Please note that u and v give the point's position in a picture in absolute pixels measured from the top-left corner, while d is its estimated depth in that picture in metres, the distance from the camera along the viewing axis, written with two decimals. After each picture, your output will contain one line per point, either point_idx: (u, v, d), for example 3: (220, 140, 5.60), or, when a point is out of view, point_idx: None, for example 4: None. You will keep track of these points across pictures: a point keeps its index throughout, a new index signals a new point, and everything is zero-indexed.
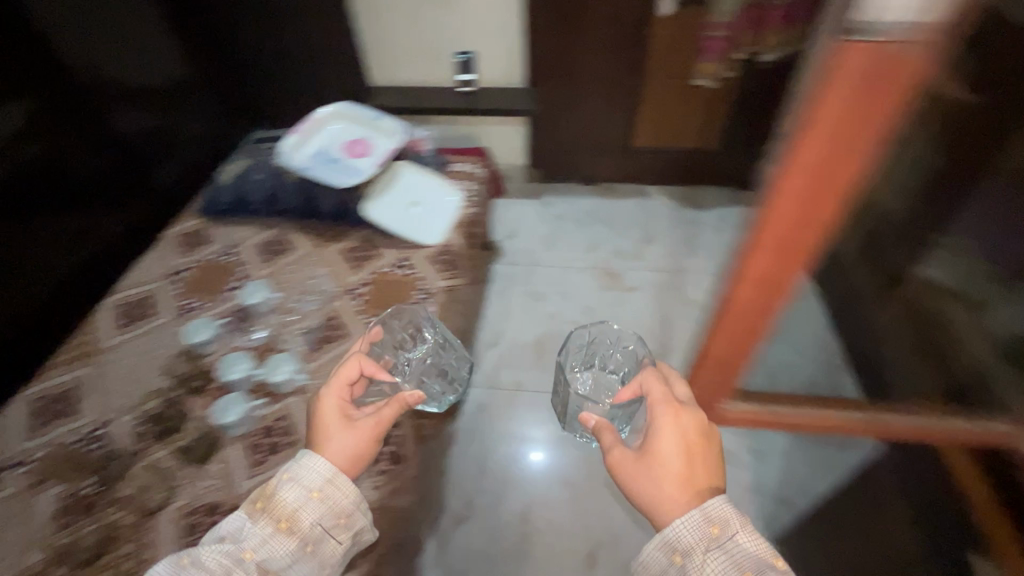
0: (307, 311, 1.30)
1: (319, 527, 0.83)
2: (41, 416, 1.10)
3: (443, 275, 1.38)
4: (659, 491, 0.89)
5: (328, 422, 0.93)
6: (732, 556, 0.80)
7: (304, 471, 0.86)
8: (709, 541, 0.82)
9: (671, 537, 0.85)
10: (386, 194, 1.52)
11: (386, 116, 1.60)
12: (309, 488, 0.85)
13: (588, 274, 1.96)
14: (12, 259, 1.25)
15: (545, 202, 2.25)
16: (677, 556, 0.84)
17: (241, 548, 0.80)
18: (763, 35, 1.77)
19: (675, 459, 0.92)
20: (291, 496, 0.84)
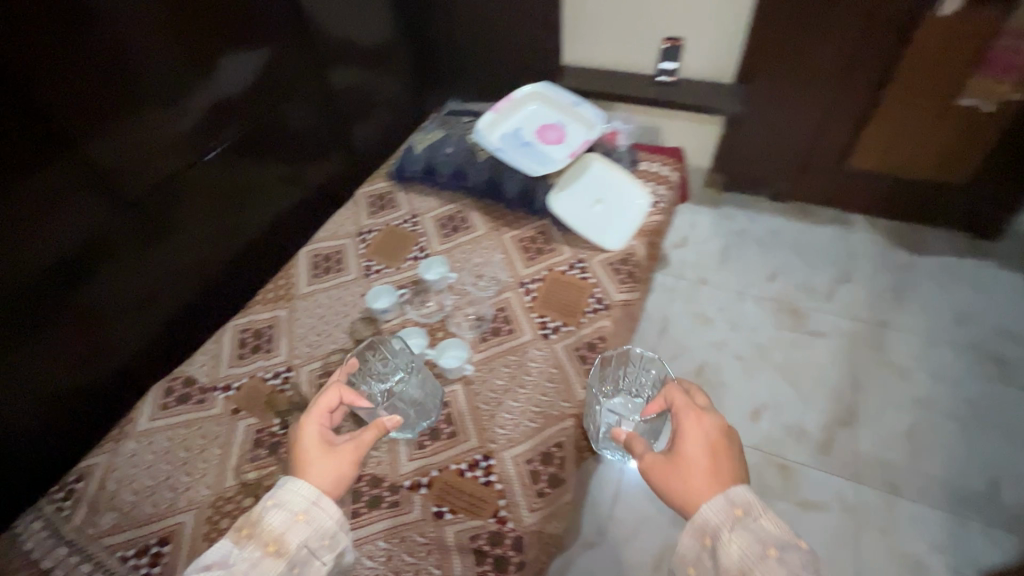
0: (479, 297, 1.28)
1: (307, 548, 0.76)
2: (244, 347, 1.22)
3: (621, 286, 1.27)
4: (687, 483, 0.76)
5: (303, 453, 0.86)
6: (761, 537, 0.68)
7: (288, 496, 0.80)
8: (736, 526, 0.70)
9: (700, 525, 0.73)
10: (574, 186, 1.44)
11: (585, 103, 1.50)
12: (296, 512, 0.79)
13: (766, 306, 1.73)
14: (239, 189, 1.42)
15: (724, 214, 2.02)
16: (704, 539, 0.72)
17: (231, 570, 0.72)
18: None
19: (698, 455, 0.78)
20: (277, 521, 0.78)
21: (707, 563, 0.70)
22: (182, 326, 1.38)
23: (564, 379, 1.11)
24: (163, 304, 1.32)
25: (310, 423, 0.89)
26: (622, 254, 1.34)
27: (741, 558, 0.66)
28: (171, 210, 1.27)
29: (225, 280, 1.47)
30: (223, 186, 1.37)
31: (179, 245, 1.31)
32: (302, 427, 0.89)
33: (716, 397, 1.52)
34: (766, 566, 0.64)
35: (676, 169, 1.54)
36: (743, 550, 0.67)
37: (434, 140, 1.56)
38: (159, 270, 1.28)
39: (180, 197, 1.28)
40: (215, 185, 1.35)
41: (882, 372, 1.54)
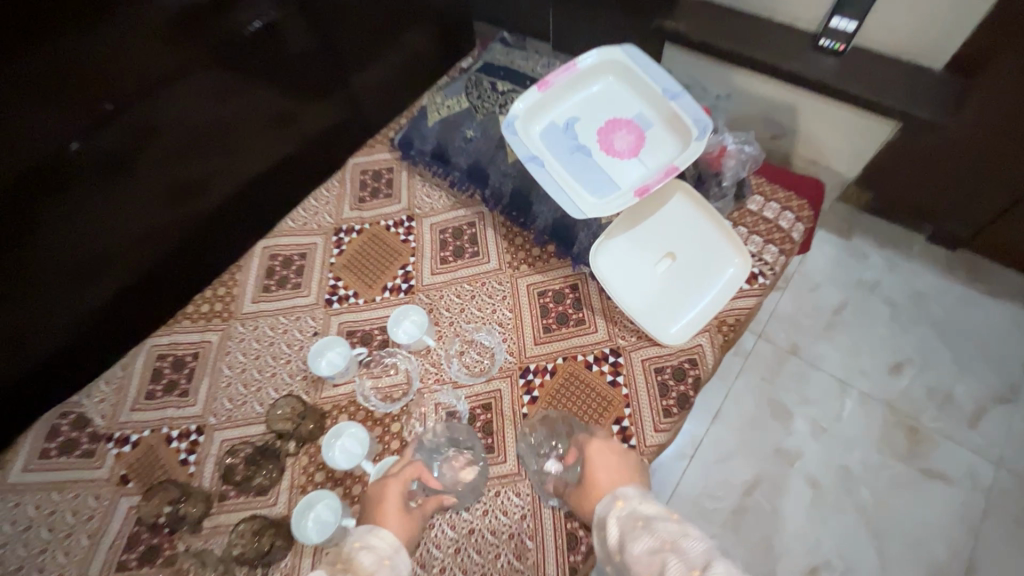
0: (459, 380, 0.92)
1: None
2: (155, 385, 0.95)
3: (663, 417, 0.85)
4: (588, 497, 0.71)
5: (380, 507, 0.70)
6: (636, 512, 0.63)
7: (375, 539, 0.64)
8: (623, 515, 0.64)
9: (597, 524, 0.67)
10: (637, 231, 0.96)
11: (687, 94, 0.94)
12: (382, 555, 0.62)
13: (875, 413, 1.23)
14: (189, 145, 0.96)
15: (855, 254, 1.43)
16: (599, 533, 0.66)
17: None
18: None
19: (597, 468, 0.73)
20: (366, 558, 0.61)
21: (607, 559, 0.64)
22: (105, 335, 1.01)
23: (537, 561, 0.78)
24: (77, 298, 0.94)
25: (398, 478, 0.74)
26: (681, 357, 0.90)
27: (617, 535, 0.61)
28: (110, 163, 0.87)
29: (172, 266, 1.05)
30: (188, 128, 0.95)
31: (117, 213, 0.92)
32: (384, 483, 0.74)
33: (764, 535, 1.13)
34: (633, 533, 0.59)
35: (803, 219, 1.00)
36: (620, 527, 0.62)
37: (454, 111, 1.10)
38: (80, 252, 0.90)
39: (122, 143, 0.87)
40: (175, 125, 0.93)
41: (1013, 559, 1.09)
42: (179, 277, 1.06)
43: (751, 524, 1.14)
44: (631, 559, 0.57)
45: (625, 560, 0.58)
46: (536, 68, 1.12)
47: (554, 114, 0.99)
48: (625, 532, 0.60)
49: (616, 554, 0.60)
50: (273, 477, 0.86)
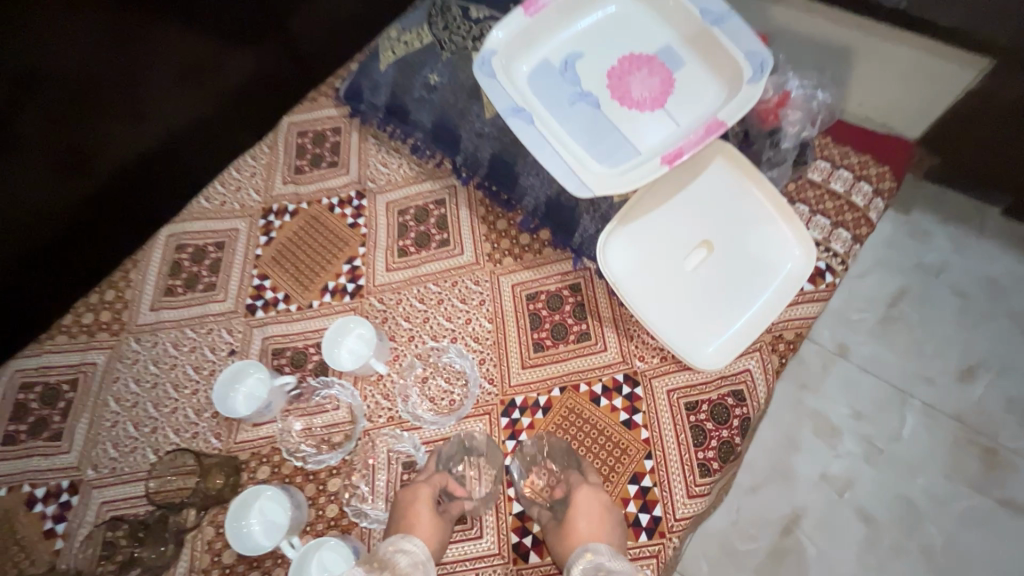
0: (418, 417, 0.68)
1: None
2: (18, 425, 0.72)
3: (697, 474, 0.62)
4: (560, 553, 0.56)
5: (410, 509, 0.59)
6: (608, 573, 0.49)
7: (408, 544, 0.54)
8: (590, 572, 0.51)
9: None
10: (658, 214, 0.70)
11: (736, 17, 0.67)
12: (414, 562, 0.52)
13: (941, 431, 1.01)
14: (44, 97, 0.66)
15: (918, 229, 1.17)
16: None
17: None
18: None
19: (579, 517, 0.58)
20: (401, 562, 0.51)
21: None
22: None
23: None
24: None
25: (426, 482, 0.62)
26: (722, 388, 0.66)
27: None
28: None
29: (44, 271, 0.76)
30: (52, 77, 0.66)
31: None
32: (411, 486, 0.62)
33: None
34: None
35: (883, 192, 0.74)
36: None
37: (413, 49, 0.81)
38: None
39: None
40: (28, 71, 0.64)
41: None
42: (49, 287, 0.77)
43: (791, 569, 0.94)
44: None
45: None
46: None
47: (548, 49, 0.71)
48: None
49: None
50: (168, 557, 0.63)
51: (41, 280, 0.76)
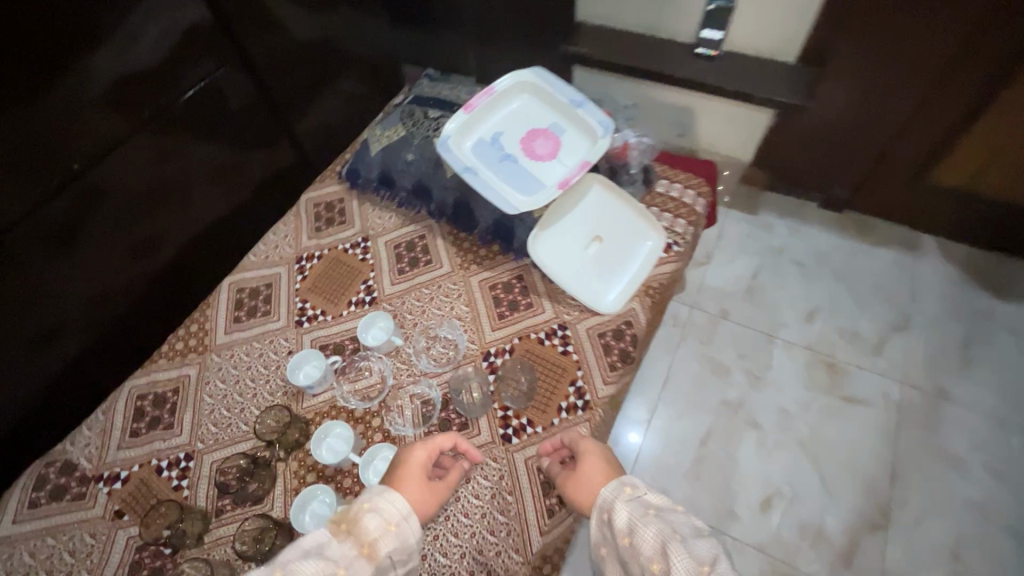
0: (427, 372, 1.01)
1: (393, 561, 0.61)
2: (138, 422, 1.00)
3: (610, 374, 0.98)
4: (579, 488, 0.76)
5: (403, 473, 0.72)
6: (646, 502, 0.69)
7: (384, 502, 0.65)
8: (631, 500, 0.70)
9: (600, 507, 0.72)
10: (564, 221, 1.11)
11: (590, 102, 1.11)
12: (390, 521, 0.63)
13: (797, 356, 1.41)
14: (150, 200, 1.06)
15: (762, 224, 1.63)
16: (604, 516, 0.71)
17: (333, 566, 0.58)
18: None
19: (583, 458, 0.79)
20: (370, 522, 0.62)
21: (607, 537, 0.69)
22: (81, 383, 1.08)
23: (518, 512, 0.86)
24: (56, 353, 1.00)
25: (424, 446, 0.75)
26: (619, 321, 1.03)
27: (627, 519, 0.67)
28: (56, 229, 0.92)
29: (140, 311, 1.13)
30: (145, 181, 1.04)
31: (91, 267, 1.00)
32: (411, 447, 0.75)
33: (720, 476, 1.26)
34: (644, 519, 0.66)
35: (702, 194, 1.17)
36: (630, 512, 0.68)
37: (393, 139, 1.22)
38: (55, 307, 0.97)
39: (93, 202, 0.96)
40: (142, 185, 1.03)
41: (931, 461, 1.25)
42: (138, 320, 1.13)
43: (709, 469, 1.27)
44: (643, 548, 0.63)
45: (636, 544, 0.64)
46: (461, 96, 1.28)
47: (482, 129, 1.13)
48: (636, 518, 0.66)
49: (625, 537, 0.66)
50: (266, 485, 0.92)
51: (137, 317, 1.13)
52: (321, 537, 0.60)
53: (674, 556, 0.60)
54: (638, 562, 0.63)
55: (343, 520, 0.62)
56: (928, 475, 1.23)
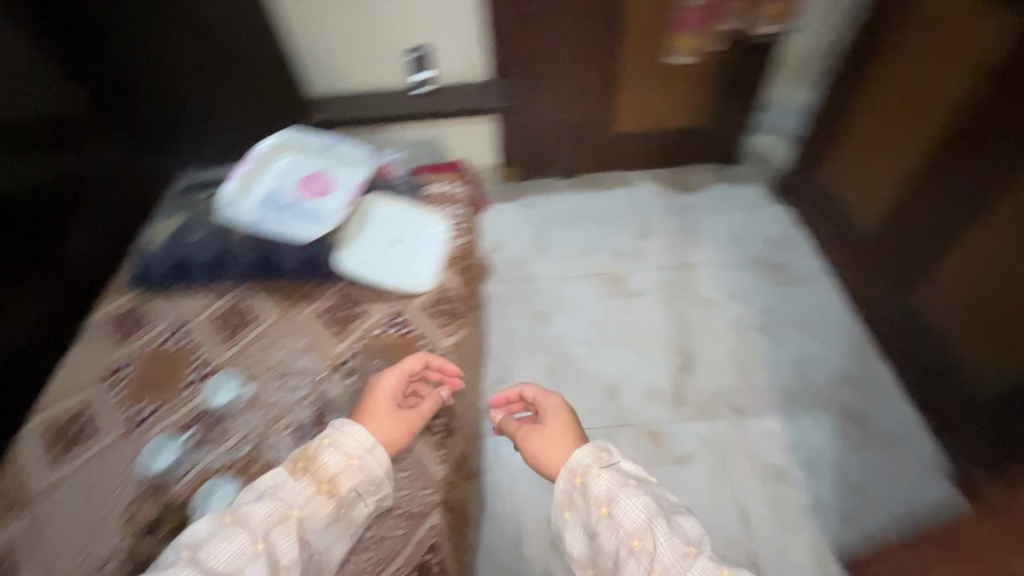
0: (290, 404, 1.07)
1: (354, 491, 0.85)
2: None
3: (446, 331, 1.17)
4: (546, 445, 0.97)
5: (375, 401, 0.97)
6: (622, 473, 0.88)
7: (347, 437, 0.88)
8: (607, 468, 0.88)
9: (572, 468, 0.90)
10: (362, 237, 1.30)
11: (345, 139, 1.36)
12: (350, 457, 0.86)
13: (590, 282, 1.78)
14: None
15: (527, 203, 2.02)
16: (576, 481, 0.89)
17: (287, 506, 0.80)
18: (758, 4, 1.60)
19: (550, 420, 1.01)
20: (330, 462, 0.85)
21: (579, 499, 0.88)
22: None
23: (416, 462, 0.98)
24: None
25: (392, 377, 0.99)
26: (438, 293, 1.23)
27: (607, 490, 0.85)
28: None
29: None
30: None
31: None
32: (382, 376, 1.00)
33: (575, 391, 1.52)
34: (626, 489, 0.84)
35: (461, 184, 1.47)
36: (610, 481, 0.86)
37: (177, 225, 1.33)
38: None
39: None
40: None
41: (698, 311, 1.68)
42: None
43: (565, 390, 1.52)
44: (624, 519, 0.82)
45: (618, 515, 0.82)
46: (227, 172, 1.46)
47: (259, 188, 1.30)
48: (616, 489, 0.85)
49: (605, 507, 0.84)
50: None
51: None
52: (288, 473, 0.84)
53: (659, 532, 0.80)
54: (620, 527, 0.82)
55: (303, 462, 0.85)
56: (700, 320, 1.66)
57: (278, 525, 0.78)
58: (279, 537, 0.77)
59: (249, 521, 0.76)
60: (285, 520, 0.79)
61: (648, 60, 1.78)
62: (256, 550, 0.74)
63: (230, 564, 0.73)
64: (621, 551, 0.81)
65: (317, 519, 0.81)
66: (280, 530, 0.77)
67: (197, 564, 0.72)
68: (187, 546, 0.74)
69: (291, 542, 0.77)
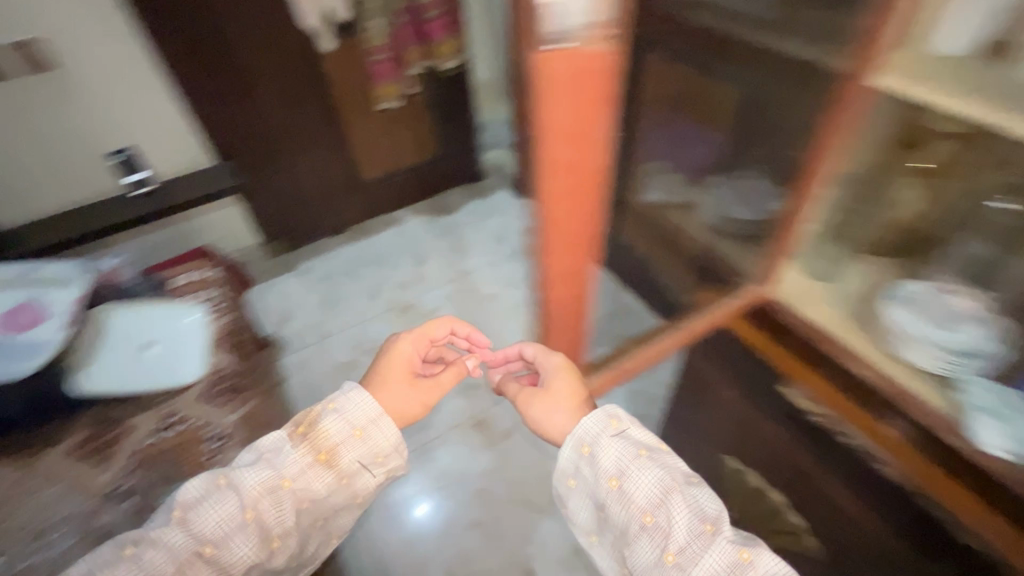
0: (56, 559, 0.91)
1: (358, 462, 0.77)
2: None
3: (229, 403, 1.17)
4: (546, 407, 0.87)
5: (391, 368, 0.91)
6: (632, 439, 0.77)
7: (351, 402, 0.78)
8: (618, 435, 0.77)
9: (580, 438, 0.79)
10: (105, 349, 1.18)
11: (45, 261, 1.22)
12: (355, 426, 0.77)
13: (385, 319, 1.86)
14: None
15: (303, 268, 2.03)
16: (584, 450, 0.78)
17: (280, 477, 0.72)
18: (432, 46, 1.87)
19: (554, 381, 0.89)
20: (328, 432, 0.76)
21: (585, 469, 0.78)
22: None
23: None
24: None
25: (409, 341, 0.94)
26: (212, 375, 1.20)
27: (617, 461, 0.75)
28: None
29: None
30: None
31: None
32: (401, 337, 0.95)
33: None
34: (639, 462, 0.74)
35: (208, 266, 1.46)
36: (620, 453, 0.75)
37: None
38: None
39: None
40: None
41: (486, 308, 1.89)
42: None
43: None
44: (636, 493, 0.72)
45: (631, 488, 0.72)
46: None
47: None
48: (626, 460, 0.74)
49: (615, 479, 0.74)
50: None
51: None
52: (283, 435, 0.75)
53: (673, 509, 0.70)
54: (630, 500, 0.72)
55: (304, 425, 0.76)
56: (490, 315, 1.86)
57: (268, 496, 0.70)
58: (268, 510, 0.70)
59: (240, 486, 0.70)
60: (274, 494, 0.71)
61: (363, 110, 1.98)
62: (245, 521, 0.69)
63: (218, 535, 0.68)
64: (631, 524, 0.72)
65: (311, 493, 0.74)
66: (272, 502, 0.70)
67: (185, 530, 0.67)
68: (177, 507, 0.68)
69: (282, 515, 0.71)
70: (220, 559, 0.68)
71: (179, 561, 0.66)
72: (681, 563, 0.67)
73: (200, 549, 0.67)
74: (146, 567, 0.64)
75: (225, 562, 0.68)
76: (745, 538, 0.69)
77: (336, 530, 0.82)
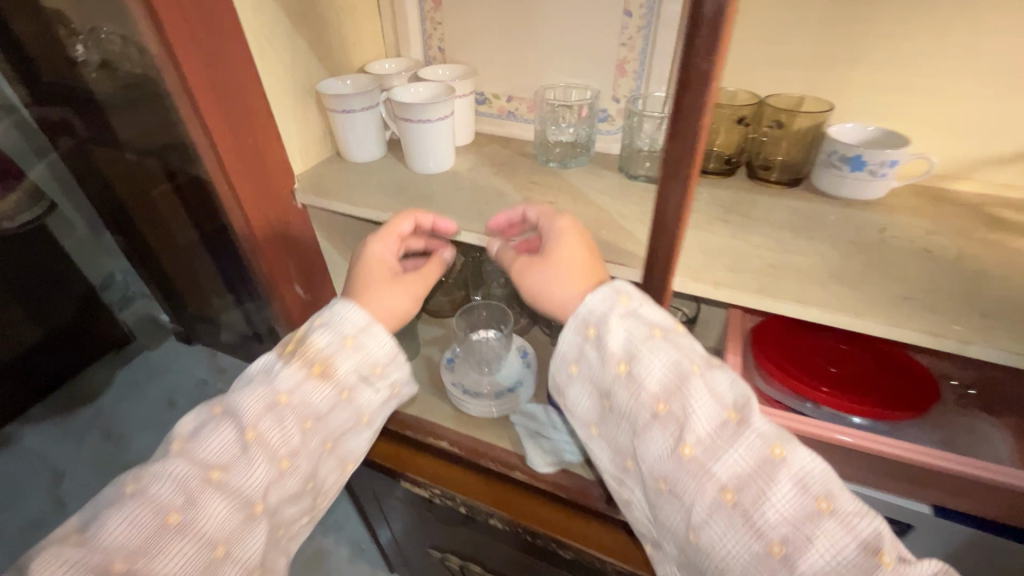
0: None
1: (360, 375, 0.50)
2: None
3: None
4: (549, 281, 0.48)
5: (362, 279, 0.53)
6: (645, 316, 0.45)
7: (338, 312, 0.50)
8: (629, 316, 0.45)
9: (583, 317, 0.47)
10: None
11: None
12: (343, 336, 0.49)
13: None
14: None
15: None
16: (590, 335, 0.47)
17: (271, 391, 0.46)
18: None
19: (560, 244, 0.48)
20: (318, 345, 0.48)
21: (591, 358, 0.47)
22: None
23: None
24: None
25: (386, 238, 0.54)
26: None
27: (626, 341, 0.45)
28: None
29: None
30: None
31: None
32: (369, 244, 0.54)
33: None
34: (655, 347, 0.44)
35: None
36: (630, 331, 0.45)
37: None
38: None
39: None
40: None
41: None
42: None
43: None
44: (648, 379, 0.44)
45: (641, 373, 0.44)
46: None
47: None
48: (636, 341, 0.44)
49: (623, 363, 0.45)
50: None
51: None
52: (268, 361, 0.48)
53: (694, 393, 0.42)
54: (632, 397, 0.44)
55: (292, 346, 0.49)
56: None
57: (269, 416, 0.45)
58: (272, 431, 0.45)
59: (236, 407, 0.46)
60: (275, 415, 0.45)
61: None
62: (247, 443, 0.44)
63: (229, 454, 0.44)
64: (636, 414, 0.44)
65: (310, 418, 0.47)
66: (273, 420, 0.45)
67: (182, 465, 0.43)
68: (173, 441, 0.45)
69: (289, 433, 0.46)
70: (234, 489, 0.43)
71: (173, 506, 0.41)
72: (713, 468, 0.40)
73: (203, 478, 0.43)
74: (135, 515, 0.40)
75: (239, 494, 0.43)
76: (784, 432, 0.41)
77: (352, 463, 0.54)
